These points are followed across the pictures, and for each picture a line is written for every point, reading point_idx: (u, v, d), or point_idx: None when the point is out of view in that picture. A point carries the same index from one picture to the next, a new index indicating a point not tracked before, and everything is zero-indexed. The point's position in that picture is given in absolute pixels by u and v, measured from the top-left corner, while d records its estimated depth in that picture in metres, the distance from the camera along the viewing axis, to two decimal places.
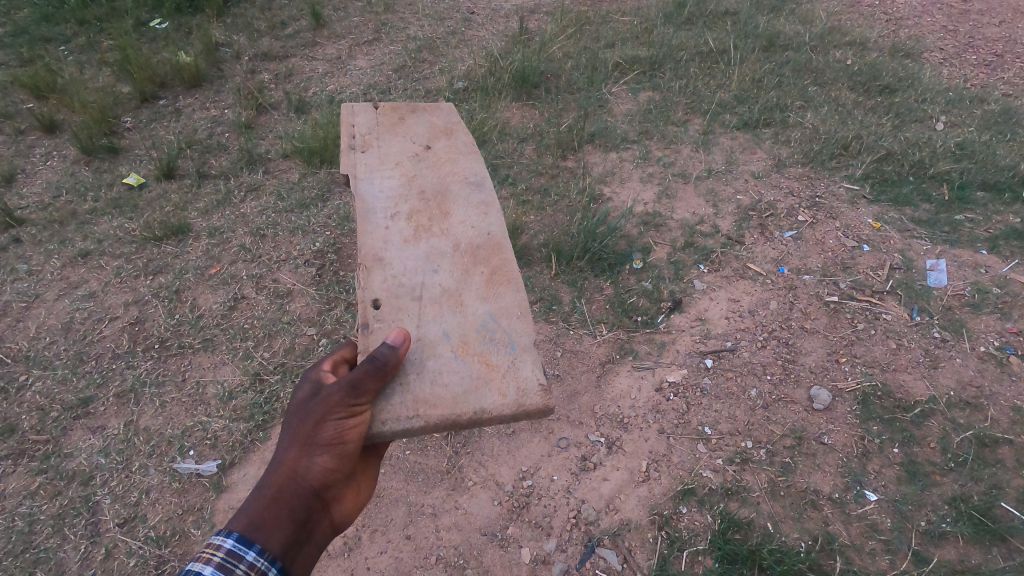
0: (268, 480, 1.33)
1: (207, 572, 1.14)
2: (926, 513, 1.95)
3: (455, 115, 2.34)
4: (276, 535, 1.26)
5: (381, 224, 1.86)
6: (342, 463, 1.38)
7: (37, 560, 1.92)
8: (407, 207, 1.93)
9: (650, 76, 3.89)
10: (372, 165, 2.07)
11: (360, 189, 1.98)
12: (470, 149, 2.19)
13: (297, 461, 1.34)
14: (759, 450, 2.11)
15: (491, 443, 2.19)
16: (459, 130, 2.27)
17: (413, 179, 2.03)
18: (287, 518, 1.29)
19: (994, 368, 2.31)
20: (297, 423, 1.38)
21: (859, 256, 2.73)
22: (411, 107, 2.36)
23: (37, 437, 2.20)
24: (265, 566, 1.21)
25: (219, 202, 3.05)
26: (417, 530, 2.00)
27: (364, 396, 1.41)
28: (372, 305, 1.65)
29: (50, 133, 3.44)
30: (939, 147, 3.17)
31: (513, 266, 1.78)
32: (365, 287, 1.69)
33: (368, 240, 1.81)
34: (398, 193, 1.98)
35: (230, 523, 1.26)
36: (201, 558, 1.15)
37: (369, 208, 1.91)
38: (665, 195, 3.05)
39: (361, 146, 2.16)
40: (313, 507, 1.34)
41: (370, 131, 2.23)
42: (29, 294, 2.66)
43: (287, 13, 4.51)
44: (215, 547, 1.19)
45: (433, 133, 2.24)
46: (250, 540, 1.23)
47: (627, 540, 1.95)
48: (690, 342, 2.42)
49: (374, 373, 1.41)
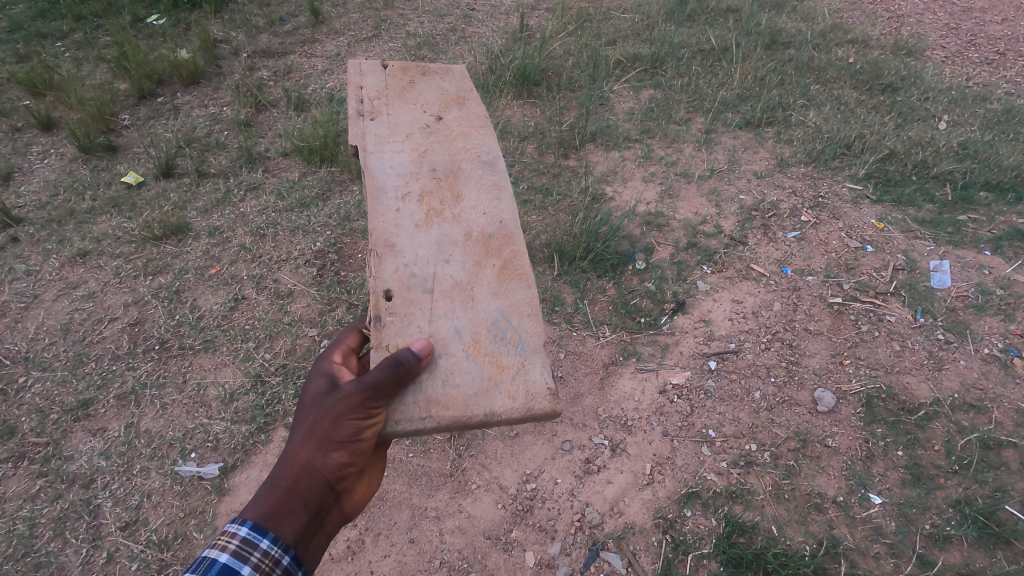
0: (284, 470, 1.35)
1: (223, 560, 1.20)
2: (930, 517, 1.94)
3: (466, 82, 2.31)
4: (290, 524, 1.29)
5: (391, 206, 1.82)
6: (357, 459, 1.38)
7: (38, 564, 1.91)
8: (418, 188, 1.88)
9: (652, 73, 3.87)
10: (381, 138, 2.02)
11: (371, 163, 1.93)
12: (483, 124, 2.15)
13: (313, 455, 1.36)
14: (763, 453, 2.11)
15: (495, 446, 2.19)
16: (471, 101, 2.23)
17: (424, 155, 1.98)
18: (301, 508, 1.32)
19: (998, 370, 2.31)
20: (316, 416, 1.38)
21: (862, 256, 2.73)
22: (423, 72, 2.31)
23: (37, 439, 2.19)
24: (279, 554, 1.25)
25: (219, 201, 3.03)
26: (420, 534, 1.99)
27: (383, 398, 1.38)
28: (384, 297, 1.61)
29: (46, 130, 3.41)
30: (942, 146, 3.15)
31: (524, 259, 1.76)
32: (377, 275, 1.66)
33: (379, 224, 1.76)
34: (409, 170, 1.93)
35: (247, 509, 1.30)
36: (217, 546, 1.21)
37: (379, 186, 1.86)
38: (667, 195, 3.03)
39: (370, 114, 2.11)
40: (327, 498, 1.37)
41: (380, 98, 2.18)
42: (28, 294, 2.64)
43: (286, 10, 4.48)
44: (230, 535, 1.24)
45: (445, 104, 2.19)
46: (264, 529, 1.27)
47: (631, 544, 1.94)
48: (693, 343, 2.42)
49: (395, 377, 1.37)
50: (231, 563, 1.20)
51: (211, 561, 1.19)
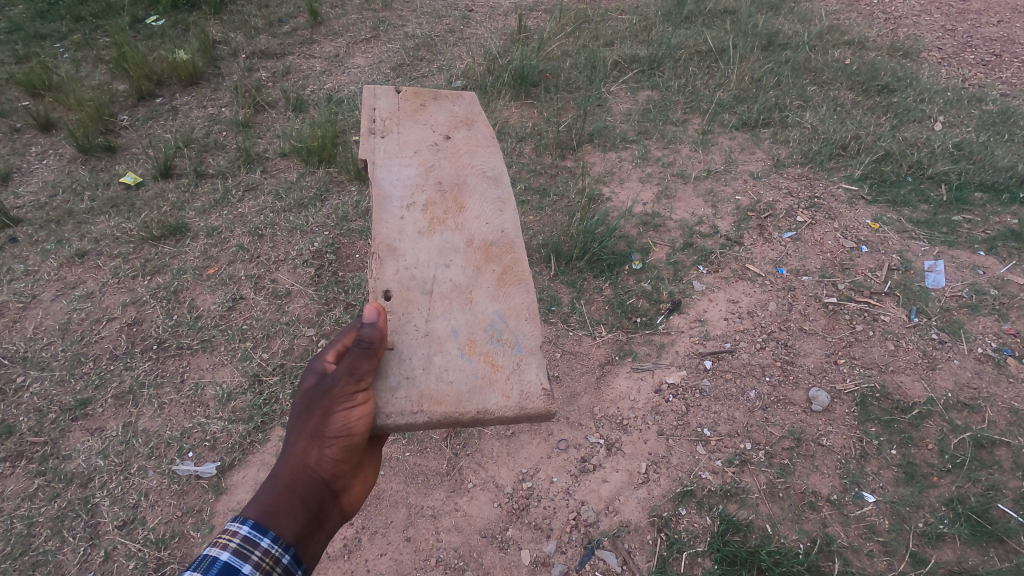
0: (280, 470, 1.33)
1: (223, 558, 1.16)
2: (923, 515, 1.96)
3: (476, 106, 2.34)
4: (290, 523, 1.27)
5: (396, 214, 1.85)
6: (351, 454, 1.39)
7: (37, 562, 1.92)
8: (423, 198, 1.91)
9: (649, 75, 3.88)
10: (391, 153, 2.05)
11: (378, 175, 1.96)
12: (491, 143, 2.17)
13: (307, 452, 1.34)
14: (758, 451, 2.12)
15: (491, 445, 2.20)
16: (479, 122, 2.25)
17: (431, 169, 2.01)
18: (300, 507, 1.30)
19: (992, 369, 2.32)
20: (305, 413, 1.38)
21: (858, 256, 2.74)
22: (434, 95, 2.35)
23: (35, 439, 2.19)
24: (280, 552, 1.22)
25: (218, 201, 3.04)
26: (416, 532, 2.00)
27: (362, 383, 1.41)
28: (384, 296, 1.64)
29: (45, 131, 3.42)
30: (937, 147, 3.18)
31: (524, 267, 1.77)
32: (378, 277, 1.68)
33: (383, 230, 1.79)
34: (416, 182, 1.96)
35: (246, 511, 1.27)
36: (218, 544, 1.18)
37: (385, 195, 1.90)
38: (664, 196, 3.05)
39: (381, 131, 2.14)
40: (325, 496, 1.35)
41: (392, 117, 2.21)
42: (26, 294, 2.64)
43: (285, 11, 4.50)
44: (231, 534, 1.21)
45: (454, 124, 2.22)
46: (264, 527, 1.24)
47: (626, 542, 1.95)
48: (689, 343, 2.43)
49: (364, 355, 1.40)
50: (232, 561, 1.16)
51: (212, 559, 1.15)
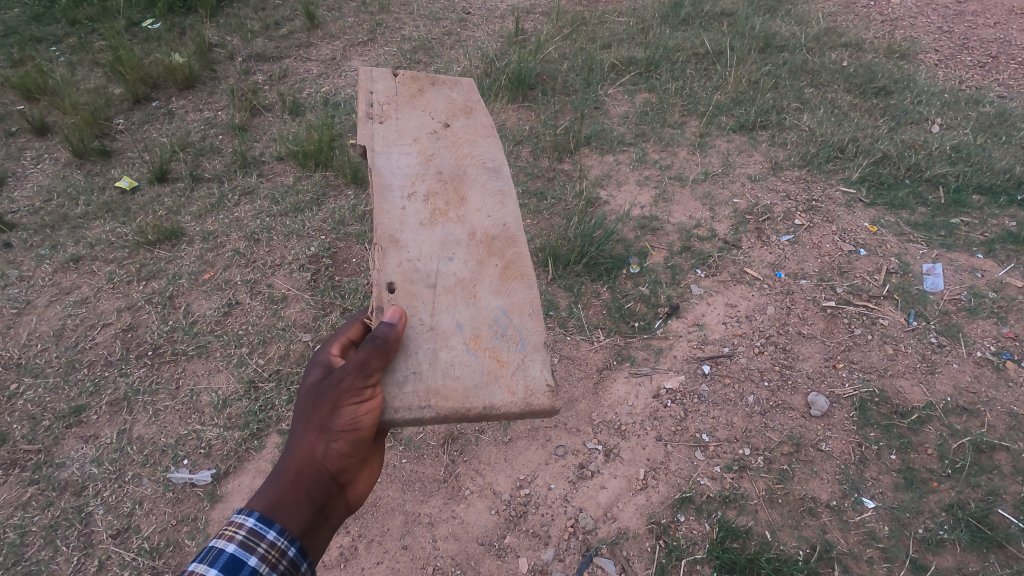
0: (286, 463, 1.31)
1: (229, 550, 1.15)
2: (923, 521, 1.94)
3: (474, 94, 2.33)
4: (297, 516, 1.26)
5: (397, 204, 1.82)
6: (358, 448, 1.37)
7: (29, 572, 1.90)
8: (424, 188, 1.89)
9: (647, 77, 3.88)
10: (389, 140, 2.03)
11: (378, 163, 1.94)
12: (490, 133, 2.16)
13: (314, 446, 1.33)
14: (757, 457, 2.11)
15: (489, 451, 2.18)
16: (478, 111, 2.23)
17: (431, 158, 1.99)
18: (307, 500, 1.29)
19: (991, 374, 2.31)
20: (313, 406, 1.36)
21: (856, 260, 2.73)
22: (432, 82, 2.33)
23: (28, 446, 2.18)
24: (285, 545, 1.21)
25: (213, 205, 3.03)
26: (414, 540, 1.98)
27: (371, 377, 1.39)
28: (387, 288, 1.61)
29: (40, 135, 3.40)
30: (934, 149, 3.17)
31: (526, 261, 1.76)
32: (381, 268, 1.65)
33: (384, 220, 1.77)
34: (416, 171, 1.94)
35: (252, 502, 1.26)
36: (224, 536, 1.17)
37: (385, 184, 1.87)
38: (662, 199, 3.04)
39: (379, 118, 2.12)
40: (331, 489, 1.34)
41: (390, 104, 2.19)
42: (20, 300, 2.62)
43: (281, 14, 4.49)
44: (237, 526, 1.20)
45: (453, 112, 2.20)
46: (271, 520, 1.23)
47: (624, 549, 1.94)
48: (687, 348, 2.42)
49: (376, 351, 1.40)
50: (238, 553, 1.15)
51: (217, 551, 1.15)
